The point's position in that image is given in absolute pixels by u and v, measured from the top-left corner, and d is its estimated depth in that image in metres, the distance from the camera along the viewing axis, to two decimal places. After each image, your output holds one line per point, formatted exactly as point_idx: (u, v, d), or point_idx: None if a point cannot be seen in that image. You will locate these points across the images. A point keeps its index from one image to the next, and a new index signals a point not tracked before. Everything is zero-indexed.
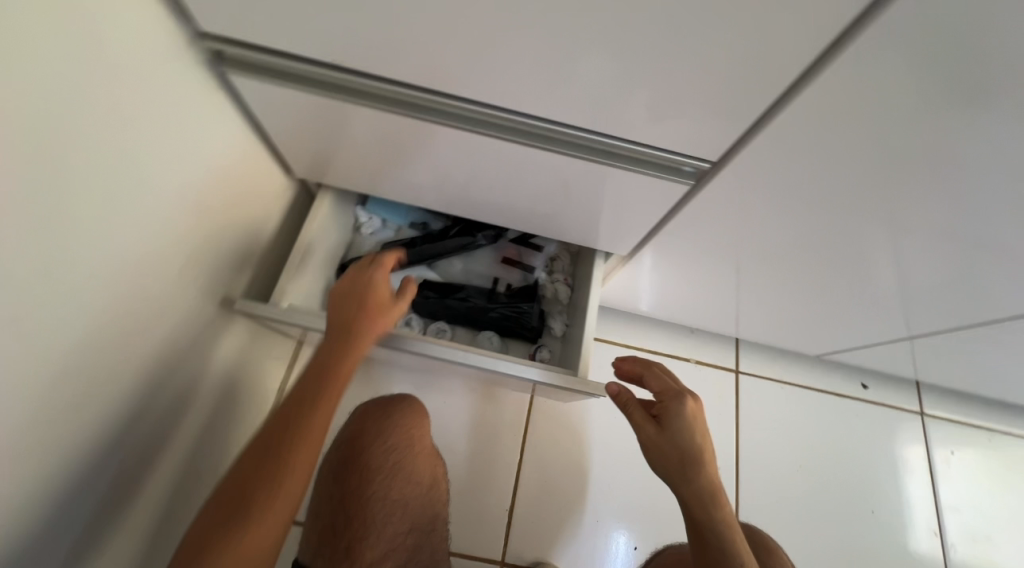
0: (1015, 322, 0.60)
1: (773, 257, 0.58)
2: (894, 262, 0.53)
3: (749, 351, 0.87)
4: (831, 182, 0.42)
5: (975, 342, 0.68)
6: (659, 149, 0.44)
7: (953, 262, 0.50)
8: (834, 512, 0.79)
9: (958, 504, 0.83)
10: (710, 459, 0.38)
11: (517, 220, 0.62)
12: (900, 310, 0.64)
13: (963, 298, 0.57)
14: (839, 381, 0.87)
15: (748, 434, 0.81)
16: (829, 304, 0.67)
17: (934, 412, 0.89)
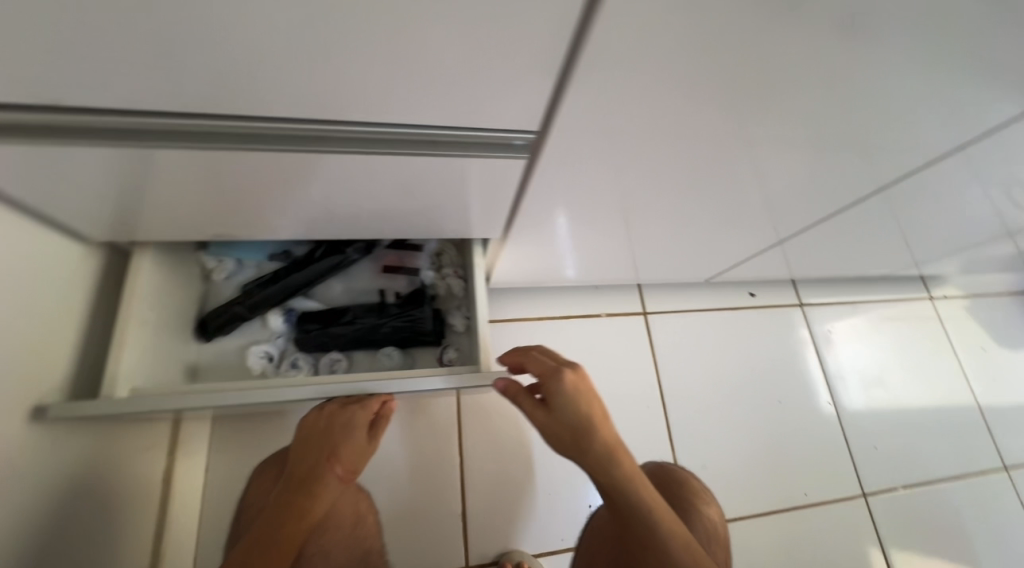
0: (841, 209, 0.69)
1: (635, 204, 0.61)
2: (732, 181, 0.58)
3: (651, 292, 0.93)
4: (648, 121, 0.44)
5: (818, 233, 0.78)
6: (481, 131, 0.44)
7: (779, 166, 0.55)
8: (754, 412, 0.87)
9: (841, 372, 0.97)
10: (602, 428, 0.41)
11: (378, 227, 0.57)
12: (750, 222, 0.70)
13: (794, 199, 0.64)
14: (733, 296, 0.96)
15: (668, 367, 0.87)
16: (702, 232, 0.72)
17: (809, 299, 1.01)
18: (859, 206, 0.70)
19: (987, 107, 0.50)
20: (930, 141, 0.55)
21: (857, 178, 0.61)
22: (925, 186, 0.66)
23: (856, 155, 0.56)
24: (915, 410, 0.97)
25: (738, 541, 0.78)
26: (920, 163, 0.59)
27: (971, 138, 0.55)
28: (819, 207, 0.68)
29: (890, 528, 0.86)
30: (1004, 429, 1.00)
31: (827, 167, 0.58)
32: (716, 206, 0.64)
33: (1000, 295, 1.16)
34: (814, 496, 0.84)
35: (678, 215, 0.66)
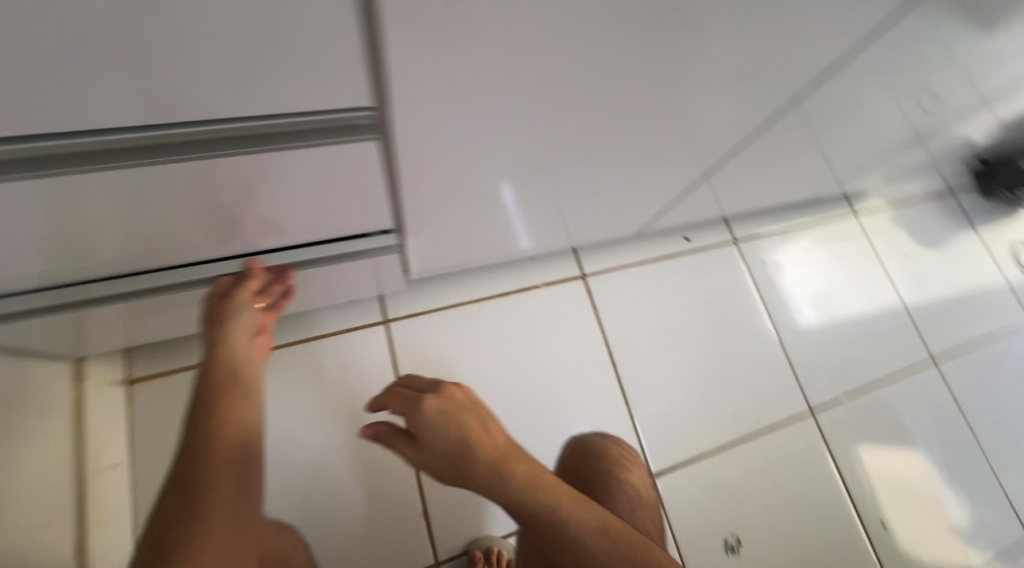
0: (748, 140, 0.67)
1: (533, 170, 0.56)
2: (634, 129, 0.54)
3: (587, 254, 0.91)
4: (501, 81, 0.39)
5: (736, 168, 0.77)
6: (309, 116, 0.37)
7: (669, 105, 0.52)
8: (703, 353, 0.89)
9: (778, 298, 0.99)
10: (479, 448, 0.38)
11: (242, 246, 0.50)
12: (662, 167, 0.68)
13: (698, 137, 0.62)
14: (669, 245, 0.96)
15: (611, 324, 0.86)
16: (618, 186, 0.69)
17: (742, 234, 1.02)
18: (770, 134, 0.68)
19: (872, 8, 0.46)
20: (827, 53, 0.52)
21: (761, 106, 0.59)
22: (830, 103, 0.65)
23: (754, 80, 0.53)
24: (852, 323, 1.02)
25: (701, 481, 0.80)
26: (822, 79, 0.57)
27: (867, 45, 0.52)
28: (730, 142, 0.66)
29: (838, 437, 0.91)
30: (930, 324, 1.07)
31: (728, 97, 0.54)
32: (624, 158, 0.61)
33: (917, 199, 1.20)
34: (767, 424, 0.87)
35: (590, 174, 0.62)
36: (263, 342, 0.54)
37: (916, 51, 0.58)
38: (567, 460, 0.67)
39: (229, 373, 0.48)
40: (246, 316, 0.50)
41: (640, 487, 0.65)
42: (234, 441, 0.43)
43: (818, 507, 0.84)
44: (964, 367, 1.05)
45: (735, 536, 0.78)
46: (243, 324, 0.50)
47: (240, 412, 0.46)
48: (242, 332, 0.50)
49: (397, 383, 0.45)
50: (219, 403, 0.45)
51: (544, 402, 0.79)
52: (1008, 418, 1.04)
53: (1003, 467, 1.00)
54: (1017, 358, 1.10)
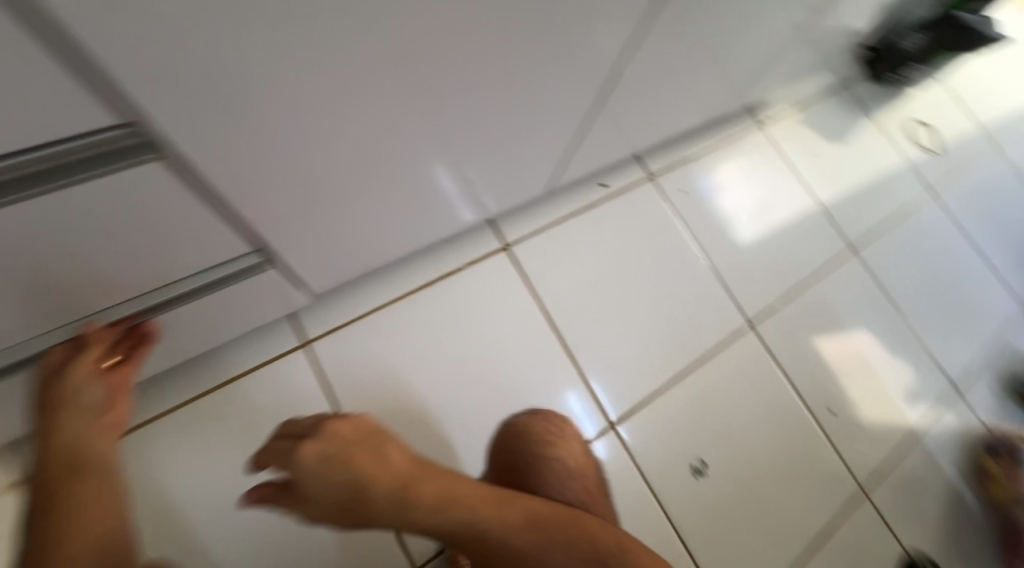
0: (625, 76, 0.64)
1: (399, 158, 0.51)
2: (497, 79, 0.49)
3: (504, 224, 0.87)
4: (287, 63, 0.34)
5: (626, 105, 0.74)
6: (42, 148, 0.30)
7: (517, 55, 0.48)
8: (639, 295, 0.89)
9: (702, 224, 0.99)
10: (375, 482, 0.40)
11: (70, 312, 0.43)
12: (547, 125, 0.64)
13: (568, 84, 0.58)
14: (586, 196, 0.94)
15: (542, 288, 0.84)
16: (510, 154, 0.66)
17: (656, 168, 1.01)
18: (656, 59, 0.65)
19: None
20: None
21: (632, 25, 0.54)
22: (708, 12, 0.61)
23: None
24: (777, 232, 1.04)
25: (660, 418, 0.82)
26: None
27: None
28: (615, 76, 0.62)
29: (780, 343, 0.94)
30: (845, 215, 1.11)
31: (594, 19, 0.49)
32: (501, 117, 0.56)
33: (817, 97, 1.23)
34: (712, 347, 0.89)
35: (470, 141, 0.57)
36: (114, 418, 0.49)
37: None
38: (494, 451, 0.64)
39: (71, 462, 0.44)
40: (87, 393, 0.45)
41: (571, 456, 0.63)
42: (90, 539, 0.42)
43: (773, 413, 0.88)
44: (884, 249, 1.10)
45: (698, 458, 0.81)
46: (84, 401, 0.45)
47: (99, 502, 0.44)
48: (86, 412, 0.46)
49: (270, 434, 0.44)
50: (69, 498, 0.43)
51: (491, 383, 0.77)
52: (934, 286, 1.09)
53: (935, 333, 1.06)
54: (933, 229, 1.15)
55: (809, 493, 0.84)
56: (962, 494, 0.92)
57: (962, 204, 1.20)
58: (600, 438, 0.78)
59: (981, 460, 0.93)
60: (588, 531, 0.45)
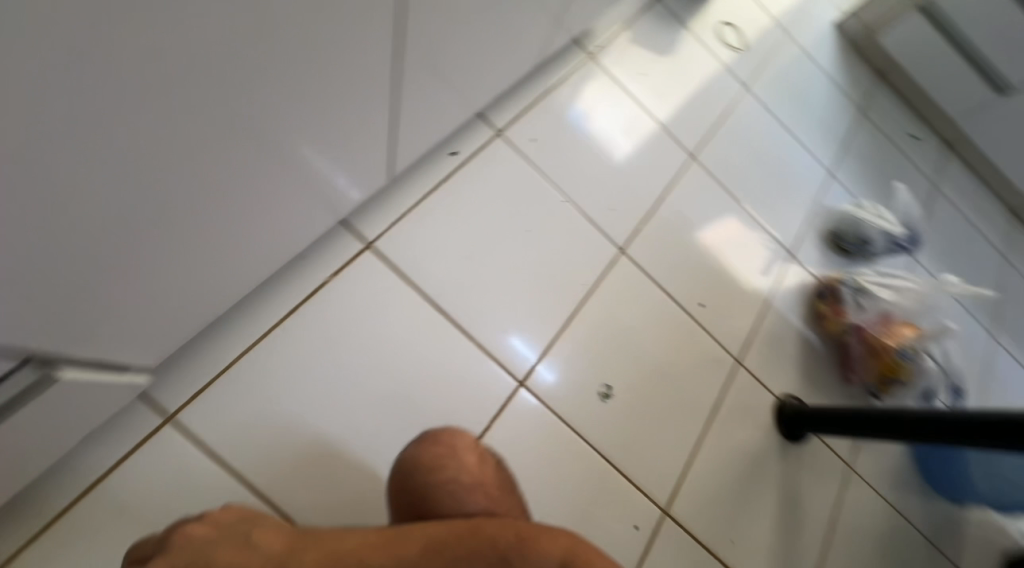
0: (415, 43, 0.60)
1: (175, 203, 0.45)
2: (252, 88, 0.42)
3: (360, 221, 0.82)
4: None
5: (438, 70, 0.70)
6: None
7: (273, 64, 0.42)
8: (516, 254, 0.91)
9: (557, 166, 1.01)
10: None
11: None
12: (351, 114, 0.59)
13: (352, 71, 0.53)
14: (436, 168, 0.90)
15: (417, 275, 0.82)
16: (321, 153, 0.60)
17: (502, 122, 0.99)
18: (438, 15, 0.59)
19: None
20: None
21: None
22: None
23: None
24: (627, 156, 1.10)
25: (561, 361, 0.87)
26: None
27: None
28: (398, 45, 0.57)
29: (649, 259, 1.03)
30: (681, 125, 1.20)
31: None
32: (287, 124, 0.50)
33: (636, 15, 1.27)
34: (592, 282, 0.95)
35: (255, 157, 0.50)
36: None
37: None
38: (390, 492, 0.66)
39: None
40: None
41: (466, 471, 0.65)
42: None
43: (657, 322, 0.98)
44: (716, 150, 1.22)
45: (604, 385, 0.89)
46: None
47: None
48: None
49: (130, 558, 0.54)
50: None
51: (391, 386, 0.75)
52: (761, 170, 1.25)
53: (771, 209, 1.22)
54: (749, 119, 1.30)
55: (702, 378, 0.97)
56: (806, 337, 1.10)
57: (768, 91, 1.36)
58: (512, 399, 0.82)
59: (816, 305, 1.12)
60: (490, 538, 0.53)
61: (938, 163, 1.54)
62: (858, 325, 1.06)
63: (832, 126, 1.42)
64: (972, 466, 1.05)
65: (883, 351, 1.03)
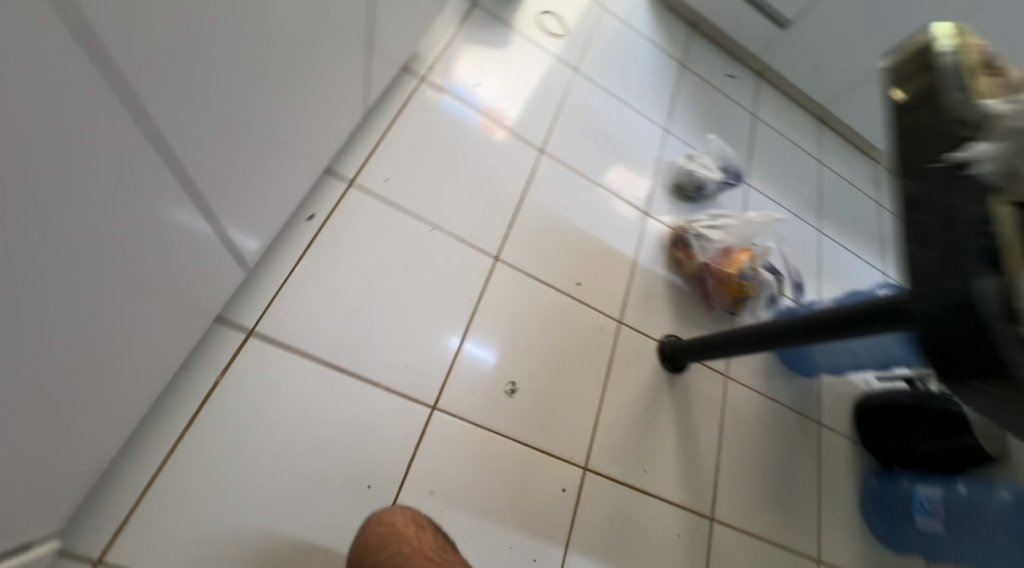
0: (234, 158, 0.64)
1: (37, 392, 0.48)
2: (76, 276, 0.46)
3: (236, 312, 0.86)
4: None
5: (266, 162, 0.74)
6: None
7: (94, 252, 0.47)
8: (400, 293, 0.98)
9: (417, 198, 1.07)
10: None
11: None
12: (191, 240, 0.63)
13: (181, 212, 0.58)
14: (298, 237, 0.94)
15: (308, 343, 0.88)
16: (170, 281, 0.64)
17: (352, 171, 1.03)
18: (246, 129, 0.63)
19: (177, 63, 0.44)
20: (176, 74, 0.45)
21: (185, 139, 0.51)
22: (264, 71, 0.60)
23: (134, 153, 0.45)
24: (482, 168, 1.18)
25: (465, 375, 0.97)
26: (213, 79, 0.51)
27: (205, 30, 0.45)
28: (212, 170, 0.60)
29: (523, 257, 1.14)
30: (525, 124, 1.29)
31: (142, 173, 0.47)
32: (125, 281, 0.54)
33: (457, 27, 1.33)
34: (478, 295, 1.05)
35: (94, 323, 0.52)
36: None
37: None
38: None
39: None
40: None
41: (405, 544, 0.72)
42: None
43: (543, 311, 1.11)
44: (562, 137, 1.33)
45: (510, 382, 1.01)
46: None
47: None
48: None
49: None
50: None
51: (313, 453, 0.82)
52: (606, 145, 1.39)
53: (621, 178, 1.37)
54: (586, 100, 1.43)
55: (593, 347, 1.12)
56: (671, 282, 1.29)
57: (597, 69, 1.49)
58: (430, 423, 0.91)
59: (673, 253, 1.31)
60: None
61: (753, 94, 1.79)
62: (706, 262, 1.26)
63: (660, 85, 1.59)
64: (819, 357, 1.29)
65: (728, 279, 1.24)
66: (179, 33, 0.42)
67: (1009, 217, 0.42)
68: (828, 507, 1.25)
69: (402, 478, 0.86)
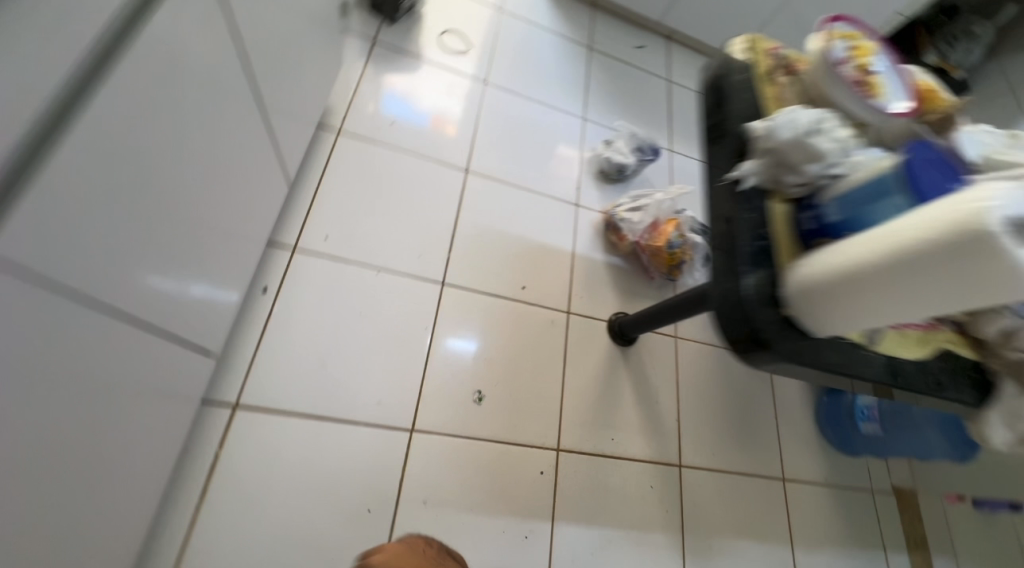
0: (184, 275, 0.74)
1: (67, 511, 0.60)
2: (81, 418, 0.57)
3: (217, 391, 0.97)
4: None
5: (215, 263, 0.85)
6: None
7: (90, 396, 0.58)
8: (361, 338, 1.09)
9: (357, 247, 1.17)
10: None
11: None
12: (163, 351, 0.74)
13: (149, 335, 0.68)
14: (257, 310, 1.05)
15: (288, 401, 1.00)
16: (157, 388, 0.75)
17: (292, 238, 1.13)
18: (187, 249, 0.73)
19: (114, 237, 0.55)
20: (116, 245, 0.55)
21: (132, 287, 0.61)
22: (189, 201, 0.70)
23: (100, 314, 0.56)
24: (414, 202, 1.27)
25: (435, 395, 1.10)
26: (145, 235, 0.60)
27: (127, 207, 0.55)
28: (165, 296, 0.70)
29: (467, 276, 1.24)
30: (446, 148, 1.38)
31: (109, 324, 0.58)
32: (119, 405, 0.65)
33: (362, 71, 1.40)
34: (430, 322, 1.16)
35: (104, 444, 0.64)
36: None
37: (181, 145, 0.63)
38: None
39: None
40: None
41: None
42: None
43: (495, 320, 1.22)
44: (483, 152, 1.42)
45: (477, 391, 1.13)
46: None
47: None
48: None
49: None
50: None
51: (315, 495, 0.95)
52: (528, 149, 1.48)
53: (548, 176, 1.46)
54: (500, 110, 1.51)
55: (547, 342, 1.25)
56: (610, 264, 1.40)
57: (506, 77, 1.57)
58: (411, 445, 1.04)
59: (608, 236, 1.42)
60: None
61: (661, 62, 1.87)
62: (637, 241, 1.37)
63: (571, 76, 1.67)
64: None
65: (660, 251, 1.34)
66: (108, 217, 0.53)
67: (781, 214, 0.53)
68: (787, 430, 1.40)
69: (397, 497, 0.99)
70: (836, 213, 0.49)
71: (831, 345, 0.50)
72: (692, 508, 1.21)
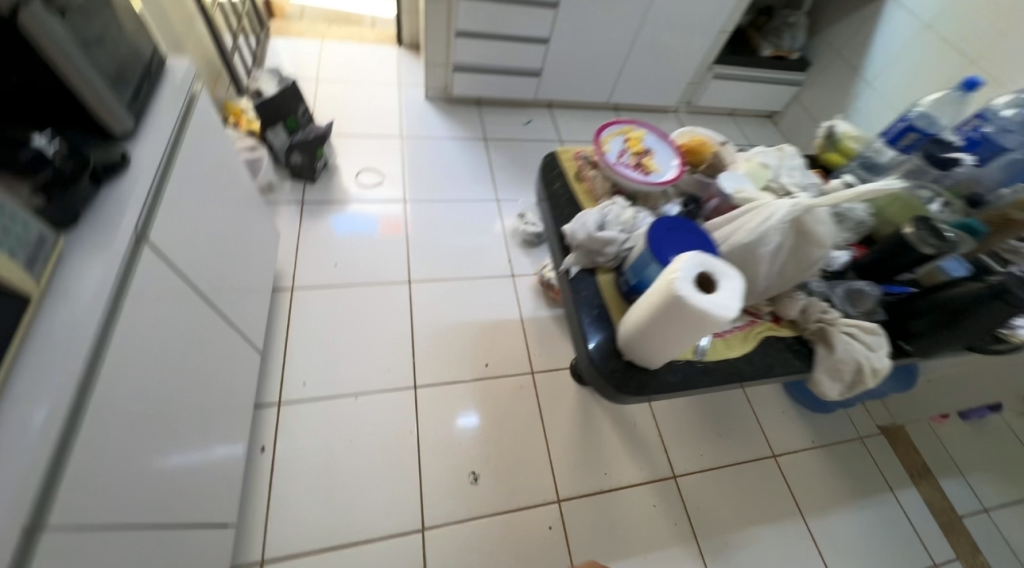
0: (196, 463, 0.90)
1: None
2: None
3: (242, 554, 1.07)
4: None
5: (218, 442, 1.00)
6: None
7: None
8: (357, 461, 1.22)
9: (332, 382, 1.33)
10: None
11: None
12: (192, 533, 0.88)
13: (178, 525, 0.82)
14: (260, 469, 1.18)
15: (306, 542, 1.10)
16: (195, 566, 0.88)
17: (275, 394, 1.29)
18: (193, 442, 0.89)
19: (135, 461, 0.71)
20: (139, 466, 0.71)
21: (156, 496, 0.76)
22: (186, 406, 0.87)
23: (135, 524, 0.70)
24: (372, 324, 1.45)
25: (435, 490, 1.21)
26: (158, 451, 0.76)
27: (140, 436, 0.72)
28: (183, 491, 0.85)
29: (435, 372, 1.40)
30: (387, 269, 1.58)
31: (145, 529, 0.73)
32: None
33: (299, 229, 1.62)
34: (413, 425, 1.30)
35: None
36: None
37: (171, 370, 0.81)
38: None
39: None
40: None
41: None
42: None
43: (470, 403, 1.36)
44: (420, 260, 1.63)
45: (472, 473, 1.25)
46: None
47: None
48: None
49: None
50: None
51: None
52: (458, 243, 1.69)
53: (481, 261, 1.66)
54: (424, 219, 1.74)
55: (521, 406, 1.38)
56: (557, 318, 1.57)
57: (422, 190, 1.81)
58: (426, 542, 1.14)
59: (547, 293, 1.60)
60: None
61: (550, 130, 2.16)
62: None
63: (477, 169, 1.93)
64: None
65: None
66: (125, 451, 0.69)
67: (605, 283, 0.71)
68: (761, 410, 1.52)
69: None
70: (632, 277, 0.67)
71: (669, 368, 0.66)
72: (698, 513, 1.30)
